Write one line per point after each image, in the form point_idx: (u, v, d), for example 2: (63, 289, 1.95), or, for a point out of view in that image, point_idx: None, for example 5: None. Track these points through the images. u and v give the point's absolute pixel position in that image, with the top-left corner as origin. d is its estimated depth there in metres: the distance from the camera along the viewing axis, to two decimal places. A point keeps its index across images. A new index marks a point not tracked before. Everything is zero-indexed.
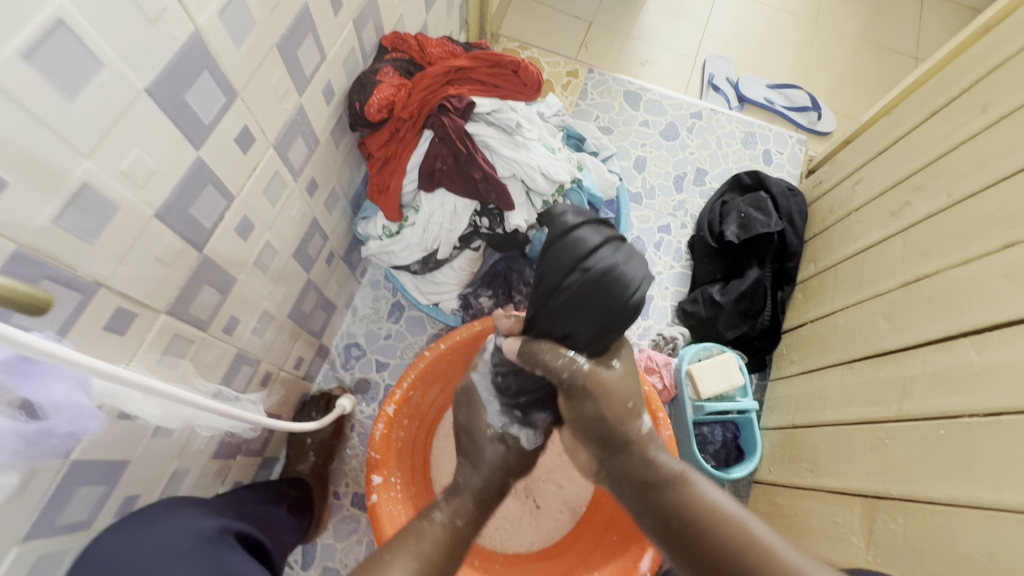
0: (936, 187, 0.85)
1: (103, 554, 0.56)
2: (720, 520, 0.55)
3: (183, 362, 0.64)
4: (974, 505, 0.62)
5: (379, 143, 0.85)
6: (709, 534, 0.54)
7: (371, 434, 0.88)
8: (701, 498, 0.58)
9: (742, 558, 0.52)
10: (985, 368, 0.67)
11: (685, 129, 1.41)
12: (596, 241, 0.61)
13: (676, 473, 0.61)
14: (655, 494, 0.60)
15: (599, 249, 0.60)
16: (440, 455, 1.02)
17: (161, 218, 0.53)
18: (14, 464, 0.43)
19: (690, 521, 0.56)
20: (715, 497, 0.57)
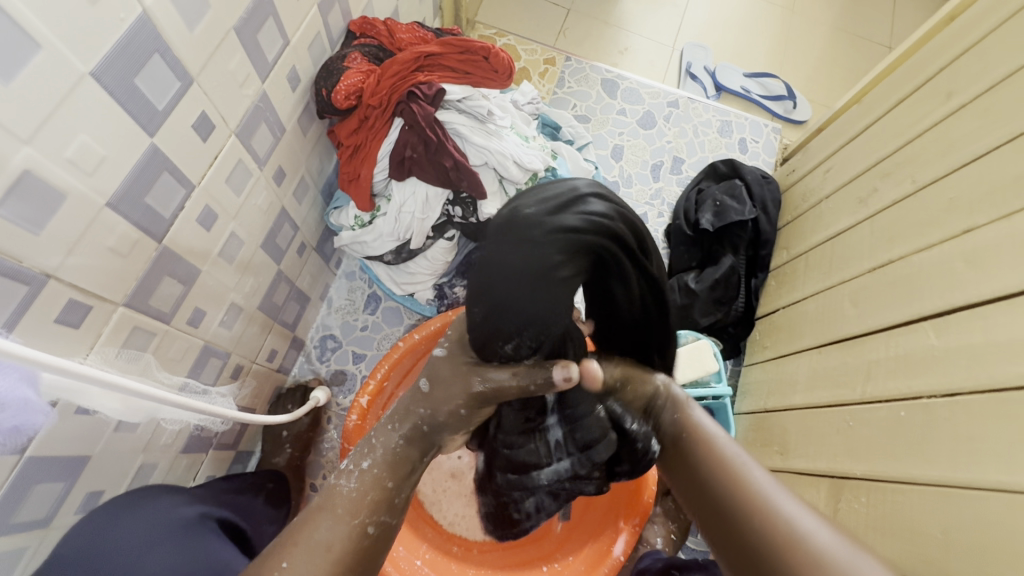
0: (901, 174, 0.87)
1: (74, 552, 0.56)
2: (710, 448, 0.57)
3: (145, 356, 0.62)
4: (931, 482, 0.64)
5: (348, 131, 0.84)
6: (699, 449, 0.58)
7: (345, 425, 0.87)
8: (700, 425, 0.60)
9: (727, 485, 0.53)
10: (943, 350, 0.68)
11: (662, 118, 1.41)
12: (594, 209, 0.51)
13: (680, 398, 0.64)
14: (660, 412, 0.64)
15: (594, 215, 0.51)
16: None
17: (114, 207, 0.51)
18: None
19: (688, 444, 0.59)
20: (711, 429, 0.60)
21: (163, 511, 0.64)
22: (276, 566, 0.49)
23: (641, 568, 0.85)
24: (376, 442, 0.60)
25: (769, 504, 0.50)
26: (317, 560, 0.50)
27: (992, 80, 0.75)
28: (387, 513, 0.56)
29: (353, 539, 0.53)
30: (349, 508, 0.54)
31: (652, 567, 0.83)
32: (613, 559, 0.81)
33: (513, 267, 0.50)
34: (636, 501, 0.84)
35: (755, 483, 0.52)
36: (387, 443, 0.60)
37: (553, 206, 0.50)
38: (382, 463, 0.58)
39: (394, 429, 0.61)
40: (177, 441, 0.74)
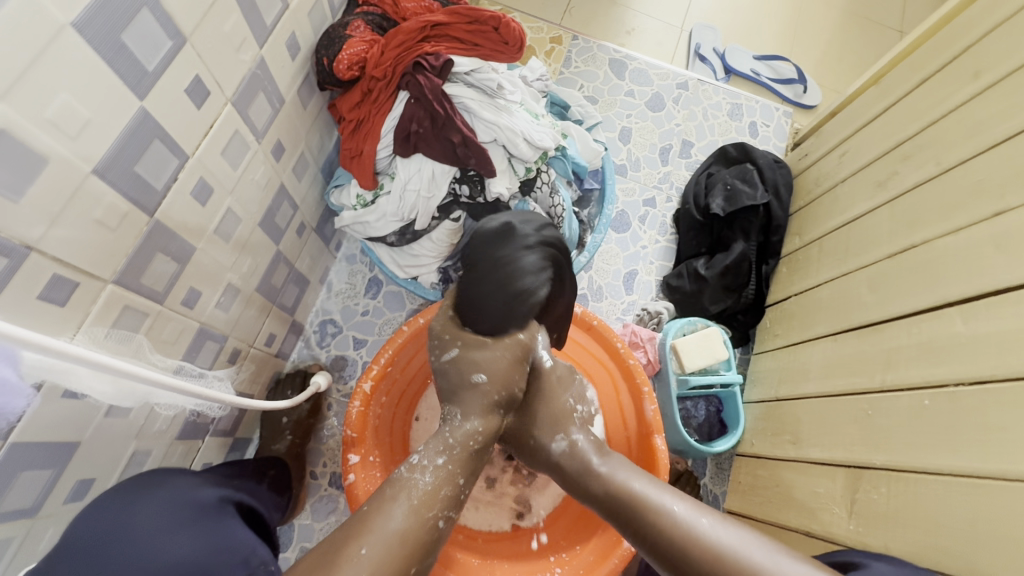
0: (923, 157, 0.84)
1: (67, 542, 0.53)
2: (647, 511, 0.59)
3: (137, 337, 0.59)
4: (956, 473, 0.62)
5: (350, 105, 0.81)
6: (638, 518, 0.59)
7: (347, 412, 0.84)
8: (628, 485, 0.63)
9: (685, 545, 0.56)
10: (970, 337, 0.66)
11: (671, 100, 1.37)
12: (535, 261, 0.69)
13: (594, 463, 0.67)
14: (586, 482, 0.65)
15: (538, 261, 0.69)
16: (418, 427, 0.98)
17: (101, 175, 0.47)
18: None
19: (627, 510, 0.61)
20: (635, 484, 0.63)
21: (177, 494, 0.61)
22: (356, 551, 0.50)
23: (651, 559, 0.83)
24: (453, 439, 0.62)
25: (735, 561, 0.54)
26: (393, 548, 0.51)
27: (1022, 57, 0.72)
28: (452, 508, 0.58)
29: (425, 530, 0.54)
30: (425, 500, 0.56)
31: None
32: (623, 549, 0.77)
33: (490, 284, 0.67)
34: None
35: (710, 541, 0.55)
36: (465, 440, 0.62)
37: (522, 236, 0.69)
38: (454, 459, 0.60)
39: (471, 426, 0.63)
40: (171, 427, 0.71)
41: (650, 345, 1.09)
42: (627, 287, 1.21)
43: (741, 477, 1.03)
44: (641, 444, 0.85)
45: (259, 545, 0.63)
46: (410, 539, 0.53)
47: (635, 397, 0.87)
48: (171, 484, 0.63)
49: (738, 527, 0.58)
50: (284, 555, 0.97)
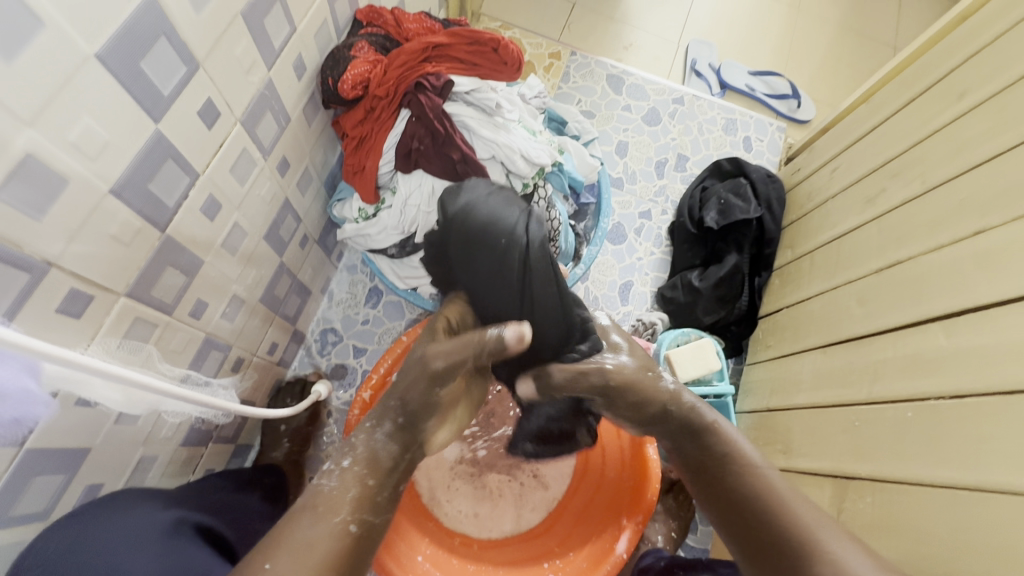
0: (910, 175, 0.86)
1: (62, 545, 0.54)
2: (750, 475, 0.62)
3: (146, 347, 0.61)
4: (938, 484, 0.64)
5: (353, 122, 0.83)
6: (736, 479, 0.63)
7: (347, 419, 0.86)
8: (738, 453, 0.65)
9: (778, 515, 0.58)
10: (952, 352, 0.68)
11: (667, 114, 1.40)
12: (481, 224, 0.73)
13: (709, 422, 0.68)
14: (697, 440, 0.68)
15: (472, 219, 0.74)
16: None
17: (117, 193, 0.50)
18: None
19: (723, 476, 0.64)
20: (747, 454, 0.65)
21: (144, 518, 0.61)
22: (260, 565, 0.51)
23: (643, 566, 0.85)
24: (357, 440, 0.64)
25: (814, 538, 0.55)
26: (303, 555, 0.53)
27: (1003, 81, 0.75)
28: (365, 512, 0.60)
29: (334, 538, 0.56)
30: (330, 506, 0.58)
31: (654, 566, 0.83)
32: (615, 556, 0.80)
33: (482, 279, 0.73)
34: (639, 499, 0.83)
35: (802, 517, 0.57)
36: (368, 444, 0.64)
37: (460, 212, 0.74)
38: (362, 463, 0.62)
39: (374, 430, 0.65)
40: (175, 435, 0.73)
41: None
42: (622, 298, 1.23)
43: None
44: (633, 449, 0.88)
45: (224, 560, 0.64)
46: (321, 551, 0.54)
47: None
48: (140, 505, 0.62)
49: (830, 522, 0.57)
50: None
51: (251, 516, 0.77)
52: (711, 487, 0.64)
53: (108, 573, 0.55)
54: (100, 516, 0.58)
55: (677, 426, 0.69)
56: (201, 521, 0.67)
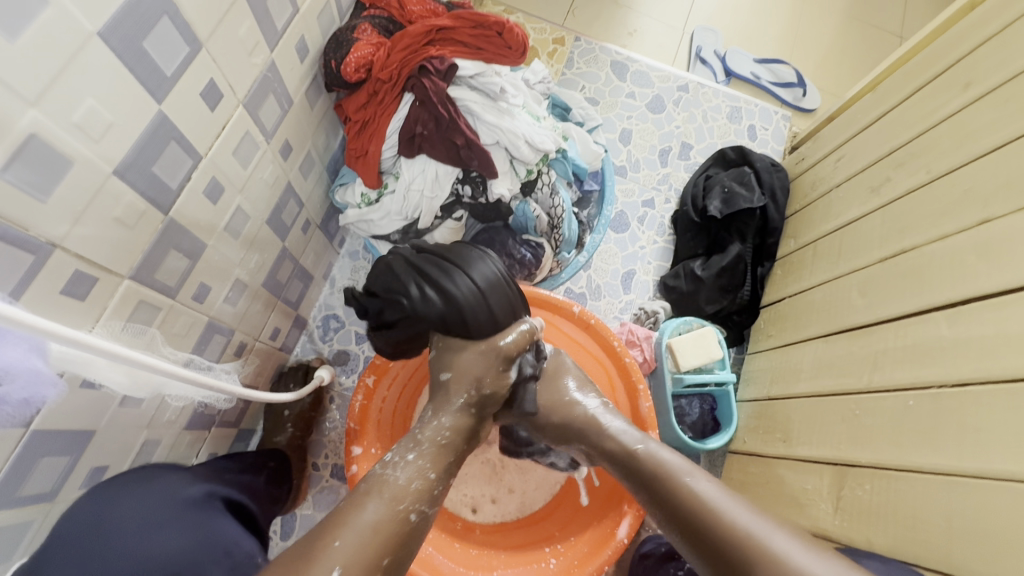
0: (915, 165, 0.86)
1: (85, 526, 0.56)
2: (680, 487, 0.62)
3: (150, 330, 0.61)
4: (937, 471, 0.64)
5: (356, 106, 0.83)
6: (673, 491, 0.62)
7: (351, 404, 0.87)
8: (665, 466, 0.65)
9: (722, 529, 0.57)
10: (954, 341, 0.68)
11: (671, 102, 1.39)
12: (427, 291, 0.68)
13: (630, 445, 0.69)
14: (629, 465, 0.68)
15: (415, 294, 0.68)
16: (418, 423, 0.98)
17: (121, 175, 0.49)
18: None
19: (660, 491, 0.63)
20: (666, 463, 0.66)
21: (163, 495, 0.62)
22: (330, 545, 0.50)
23: (644, 553, 0.86)
24: (422, 436, 0.62)
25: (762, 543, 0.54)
26: (363, 536, 0.51)
27: (1011, 70, 0.74)
28: (427, 504, 0.57)
29: (397, 523, 0.54)
30: (394, 493, 0.56)
31: (655, 553, 0.84)
32: (616, 541, 0.80)
33: (480, 321, 0.67)
34: None
35: (744, 525, 0.56)
36: (434, 436, 0.62)
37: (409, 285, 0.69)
38: (426, 455, 0.60)
39: (440, 422, 0.63)
40: (181, 416, 0.73)
41: (646, 344, 1.13)
42: (624, 286, 1.23)
43: (733, 474, 1.06)
44: None
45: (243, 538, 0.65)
46: (382, 531, 0.53)
47: (630, 394, 0.88)
48: (161, 481, 0.64)
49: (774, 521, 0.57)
50: (286, 543, 1.00)
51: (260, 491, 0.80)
52: (660, 507, 0.64)
53: (127, 555, 0.55)
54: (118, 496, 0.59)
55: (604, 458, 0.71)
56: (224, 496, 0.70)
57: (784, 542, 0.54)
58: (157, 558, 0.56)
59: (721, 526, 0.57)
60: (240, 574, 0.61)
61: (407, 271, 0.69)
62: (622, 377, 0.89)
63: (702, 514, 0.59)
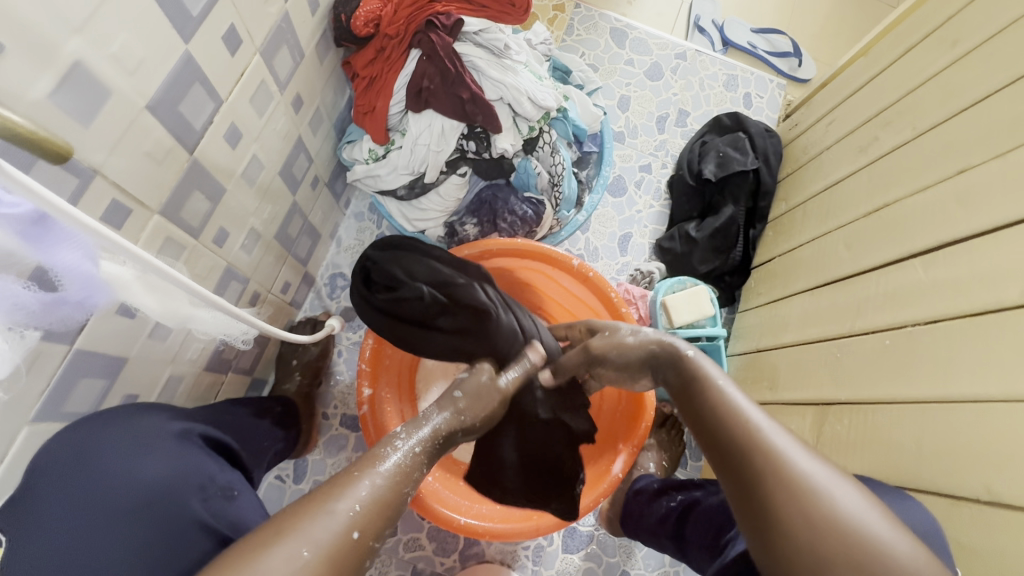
0: (901, 123, 0.90)
1: (68, 446, 0.54)
2: (710, 387, 0.59)
3: (177, 266, 0.64)
4: (908, 401, 0.69)
5: (365, 61, 0.86)
6: (699, 393, 0.59)
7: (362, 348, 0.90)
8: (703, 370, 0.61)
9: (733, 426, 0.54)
10: (929, 283, 0.73)
11: (669, 69, 1.41)
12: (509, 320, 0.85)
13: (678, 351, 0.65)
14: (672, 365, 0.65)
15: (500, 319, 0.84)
16: (426, 371, 1.04)
17: (152, 110, 0.52)
18: (31, 326, 0.45)
19: (691, 393, 0.60)
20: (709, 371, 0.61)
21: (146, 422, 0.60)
22: (343, 508, 0.48)
23: (637, 488, 0.92)
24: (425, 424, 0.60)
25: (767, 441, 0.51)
26: (372, 508, 0.50)
27: (995, 27, 0.77)
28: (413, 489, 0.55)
29: (397, 499, 0.53)
30: (400, 475, 0.54)
31: (648, 489, 0.90)
32: (611, 475, 0.85)
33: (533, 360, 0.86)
34: (636, 427, 0.88)
35: (756, 425, 0.53)
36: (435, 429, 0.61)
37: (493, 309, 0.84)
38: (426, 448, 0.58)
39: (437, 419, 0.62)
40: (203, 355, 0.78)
41: (641, 303, 1.19)
42: (621, 248, 1.27)
43: None
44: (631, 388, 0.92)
45: (220, 472, 0.63)
46: (387, 506, 0.51)
47: None
48: (149, 411, 0.62)
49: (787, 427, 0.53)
50: (298, 487, 1.05)
51: (252, 434, 0.79)
52: (681, 402, 0.62)
53: (119, 475, 0.55)
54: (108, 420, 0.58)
55: (652, 354, 0.68)
56: (206, 433, 0.67)
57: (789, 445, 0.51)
58: (144, 480, 0.56)
59: (733, 421, 0.54)
60: (216, 506, 0.59)
61: (492, 299, 0.86)
62: None
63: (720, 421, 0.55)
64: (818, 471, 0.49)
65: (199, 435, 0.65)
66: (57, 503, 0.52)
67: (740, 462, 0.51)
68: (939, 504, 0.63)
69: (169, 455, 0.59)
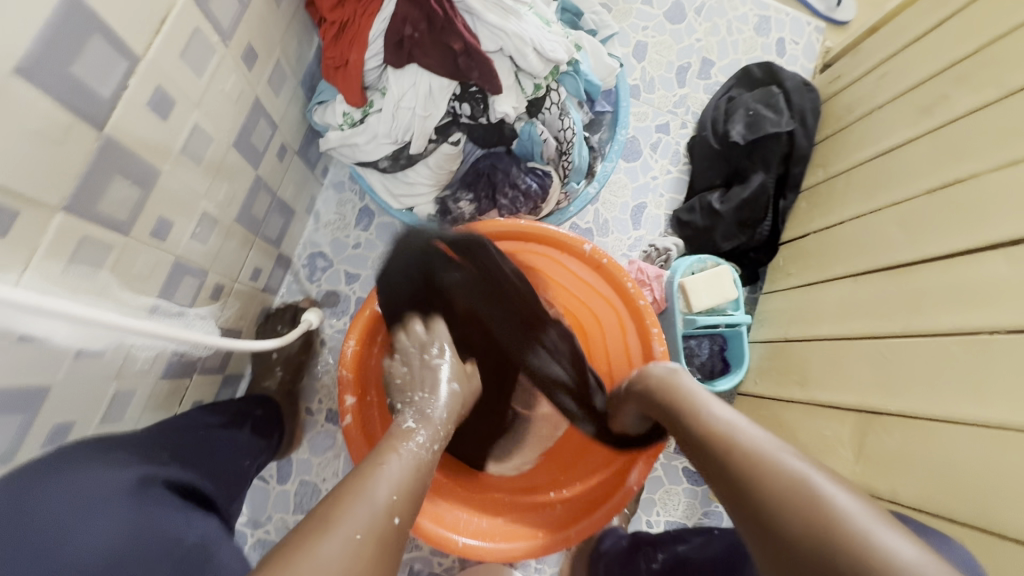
0: (979, 80, 0.75)
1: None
2: (694, 409, 0.56)
3: (103, 272, 0.52)
4: (980, 422, 0.59)
5: (332, 3, 0.70)
6: (685, 420, 0.56)
7: (341, 350, 0.77)
8: (686, 394, 0.59)
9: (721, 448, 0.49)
10: (1011, 281, 0.61)
11: (692, 10, 1.22)
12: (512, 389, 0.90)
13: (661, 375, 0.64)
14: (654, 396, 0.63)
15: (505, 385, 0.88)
16: None
17: (26, 76, 0.39)
18: None
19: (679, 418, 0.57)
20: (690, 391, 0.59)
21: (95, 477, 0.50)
22: (387, 498, 0.49)
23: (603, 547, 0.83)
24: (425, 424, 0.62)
25: (759, 453, 0.46)
26: (394, 497, 0.49)
27: None
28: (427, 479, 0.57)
29: (414, 486, 0.53)
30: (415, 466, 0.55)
31: (614, 549, 0.81)
32: (625, 488, 0.76)
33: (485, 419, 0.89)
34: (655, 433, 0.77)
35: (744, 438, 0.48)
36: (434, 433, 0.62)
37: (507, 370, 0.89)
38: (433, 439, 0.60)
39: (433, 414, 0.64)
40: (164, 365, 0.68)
41: (656, 284, 1.07)
42: (634, 221, 1.14)
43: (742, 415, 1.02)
44: None
45: (189, 531, 0.54)
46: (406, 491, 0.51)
47: (641, 338, 0.82)
48: (95, 461, 0.52)
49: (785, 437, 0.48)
50: (283, 487, 0.98)
51: (227, 465, 0.68)
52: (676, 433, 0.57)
53: (48, 551, 0.44)
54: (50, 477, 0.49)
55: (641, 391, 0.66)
56: (171, 478, 0.57)
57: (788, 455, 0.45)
58: (82, 559, 0.45)
59: (721, 439, 0.49)
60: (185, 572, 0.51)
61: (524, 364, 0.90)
62: (632, 319, 0.83)
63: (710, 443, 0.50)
64: (840, 484, 0.41)
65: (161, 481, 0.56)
66: None
67: (743, 487, 0.45)
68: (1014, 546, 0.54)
69: (126, 521, 0.49)
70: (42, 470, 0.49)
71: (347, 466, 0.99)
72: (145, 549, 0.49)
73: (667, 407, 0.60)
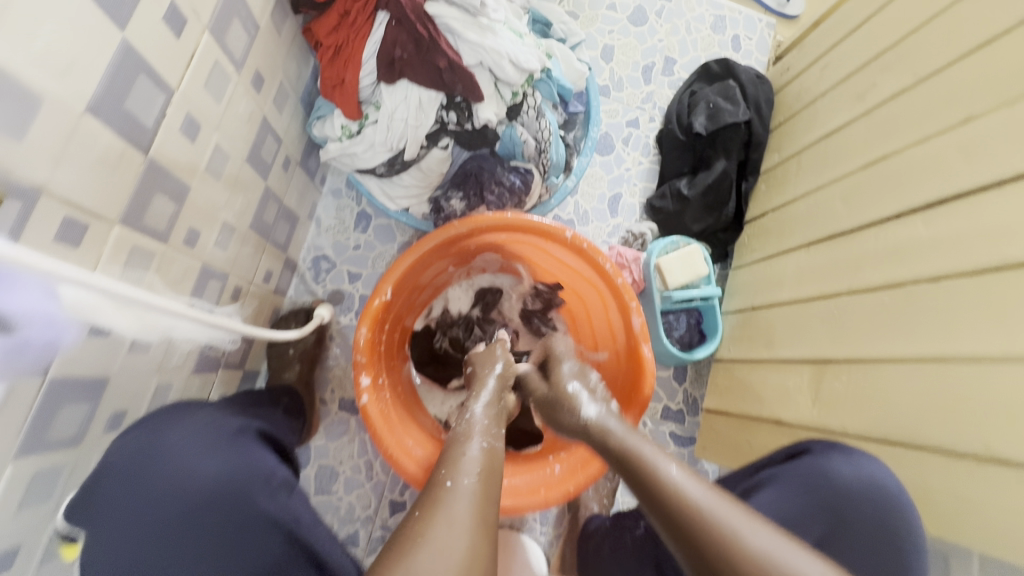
0: (902, 67, 0.84)
1: (137, 454, 0.58)
2: (654, 470, 0.59)
3: (148, 276, 0.60)
4: (914, 359, 0.69)
5: (327, 29, 0.78)
6: (645, 481, 0.58)
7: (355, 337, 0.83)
8: (668, 479, 0.57)
9: (703, 527, 0.51)
10: (929, 240, 0.72)
11: (654, 13, 1.32)
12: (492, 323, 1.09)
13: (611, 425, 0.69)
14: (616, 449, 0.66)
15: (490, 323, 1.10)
16: (416, 338, 1.05)
17: (95, 112, 0.47)
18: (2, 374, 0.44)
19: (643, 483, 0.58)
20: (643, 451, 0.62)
21: (209, 419, 0.65)
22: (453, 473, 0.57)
23: (591, 530, 0.96)
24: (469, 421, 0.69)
25: (731, 530, 0.50)
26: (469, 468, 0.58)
27: None
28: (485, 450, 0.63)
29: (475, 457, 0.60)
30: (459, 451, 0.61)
31: (601, 528, 0.94)
32: None
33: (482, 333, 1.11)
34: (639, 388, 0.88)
35: (717, 515, 0.52)
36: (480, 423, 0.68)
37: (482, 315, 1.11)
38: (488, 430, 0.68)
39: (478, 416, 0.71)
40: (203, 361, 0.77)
41: (635, 266, 1.17)
42: (612, 210, 1.24)
43: (719, 379, 1.12)
44: (629, 354, 0.92)
45: (278, 466, 0.66)
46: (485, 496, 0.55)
47: (622, 312, 0.92)
48: (189, 416, 0.64)
49: (777, 527, 0.51)
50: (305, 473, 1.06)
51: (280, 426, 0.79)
52: (633, 484, 0.60)
53: (174, 472, 0.58)
54: (162, 429, 0.61)
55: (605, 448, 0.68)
56: (260, 427, 0.71)
57: (760, 535, 0.50)
58: (200, 482, 0.58)
59: (701, 518, 0.52)
60: (279, 498, 0.62)
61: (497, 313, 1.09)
62: (613, 296, 0.92)
63: (688, 516, 0.53)
64: None
65: (253, 431, 0.69)
66: (124, 522, 0.56)
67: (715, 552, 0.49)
68: (941, 461, 0.64)
69: (231, 448, 0.62)
70: (147, 436, 0.60)
71: (362, 450, 1.08)
72: (244, 469, 0.61)
73: (629, 465, 0.62)
